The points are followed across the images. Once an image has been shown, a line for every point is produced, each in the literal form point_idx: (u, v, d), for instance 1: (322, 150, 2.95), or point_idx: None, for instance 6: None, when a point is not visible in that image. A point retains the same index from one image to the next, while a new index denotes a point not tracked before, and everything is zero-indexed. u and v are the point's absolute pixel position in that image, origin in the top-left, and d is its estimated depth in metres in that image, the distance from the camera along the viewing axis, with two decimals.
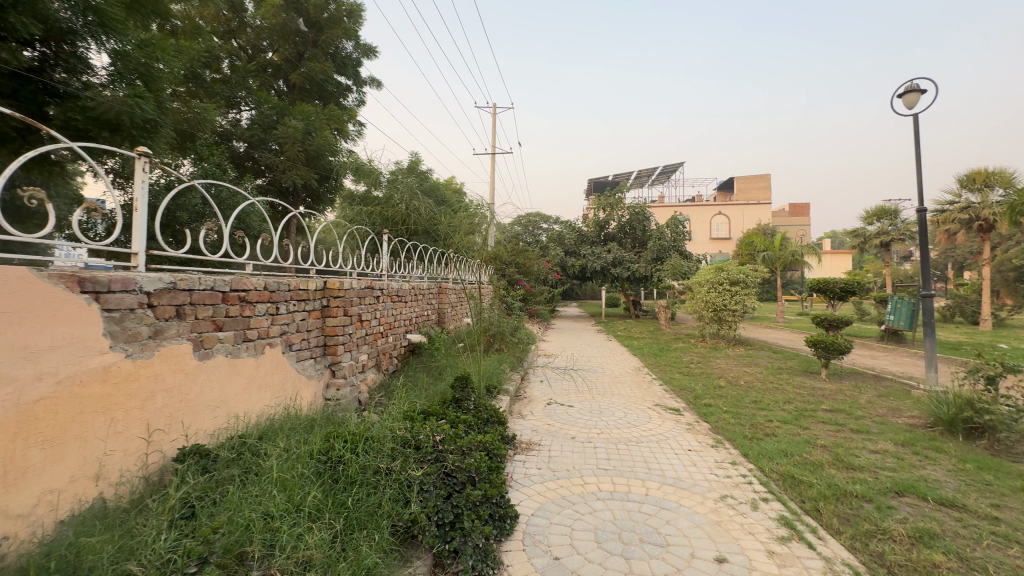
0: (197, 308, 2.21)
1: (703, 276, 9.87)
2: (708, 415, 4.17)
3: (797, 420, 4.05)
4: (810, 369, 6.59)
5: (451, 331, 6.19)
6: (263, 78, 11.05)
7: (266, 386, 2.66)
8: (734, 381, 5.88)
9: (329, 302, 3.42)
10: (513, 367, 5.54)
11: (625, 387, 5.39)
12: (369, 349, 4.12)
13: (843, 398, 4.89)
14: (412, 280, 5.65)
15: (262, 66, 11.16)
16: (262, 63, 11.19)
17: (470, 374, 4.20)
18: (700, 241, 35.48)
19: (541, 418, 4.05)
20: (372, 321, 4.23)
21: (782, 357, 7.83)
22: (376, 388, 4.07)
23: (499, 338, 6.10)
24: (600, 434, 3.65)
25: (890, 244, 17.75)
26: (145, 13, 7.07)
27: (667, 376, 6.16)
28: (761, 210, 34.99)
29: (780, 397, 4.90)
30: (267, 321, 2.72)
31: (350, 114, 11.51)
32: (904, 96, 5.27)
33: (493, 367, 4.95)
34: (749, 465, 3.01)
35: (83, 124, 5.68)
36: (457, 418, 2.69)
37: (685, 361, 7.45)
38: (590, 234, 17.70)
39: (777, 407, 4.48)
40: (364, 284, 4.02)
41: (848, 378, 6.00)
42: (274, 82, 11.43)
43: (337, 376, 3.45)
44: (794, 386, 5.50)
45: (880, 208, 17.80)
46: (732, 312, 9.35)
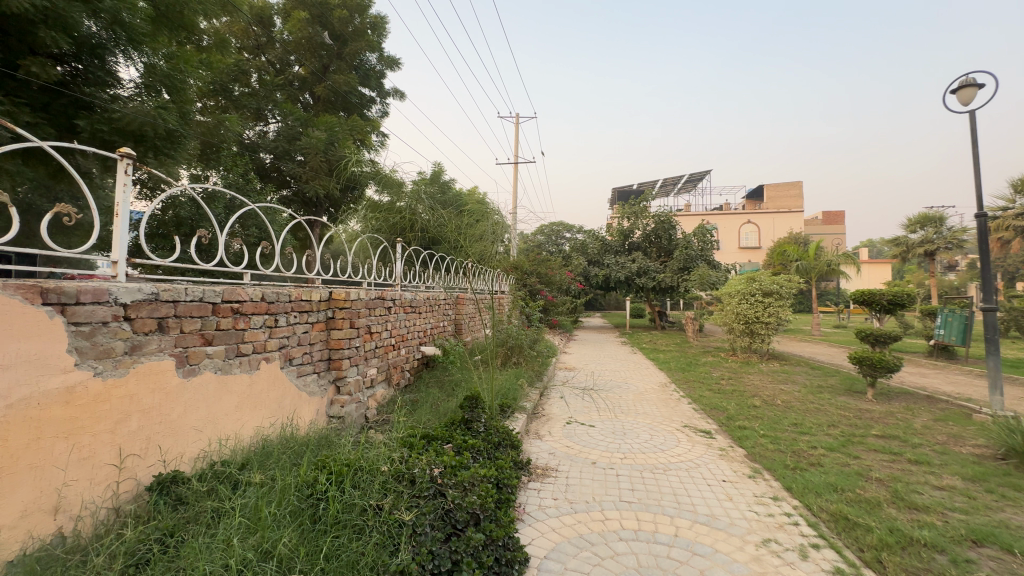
0: (182, 321, 2.05)
1: (734, 286, 9.40)
2: (743, 439, 3.81)
3: (846, 448, 3.65)
4: (854, 388, 6.09)
5: (468, 343, 5.99)
6: (290, 91, 11.19)
7: (261, 404, 2.48)
8: (770, 400, 5.46)
9: (334, 313, 3.24)
10: (532, 383, 5.28)
11: (650, 405, 5.06)
12: (379, 362, 3.94)
13: (895, 422, 4.43)
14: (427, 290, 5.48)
15: (290, 79, 11.29)
16: (289, 77, 11.34)
17: (484, 391, 3.96)
18: (728, 250, 34.51)
19: (560, 438, 3.79)
20: (383, 333, 4.05)
21: (821, 374, 7.31)
22: (385, 404, 3.88)
23: (517, 351, 5.83)
24: (623, 459, 3.34)
25: (935, 253, 16.77)
26: (174, 27, 7.20)
27: (696, 393, 5.76)
28: (793, 218, 33.87)
29: (824, 420, 4.48)
30: (264, 335, 2.56)
31: (373, 125, 11.57)
32: (958, 92, 4.87)
33: (510, 383, 4.70)
34: (793, 502, 2.67)
35: (109, 136, 5.69)
36: (463, 443, 2.45)
37: (715, 377, 7.02)
38: (614, 243, 17.32)
39: (821, 432, 4.08)
40: (374, 294, 3.85)
41: (897, 398, 5.51)
42: (300, 95, 11.46)
43: (342, 394, 3.26)
44: (839, 407, 5.04)
45: (923, 215, 16.88)
46: (765, 324, 8.85)
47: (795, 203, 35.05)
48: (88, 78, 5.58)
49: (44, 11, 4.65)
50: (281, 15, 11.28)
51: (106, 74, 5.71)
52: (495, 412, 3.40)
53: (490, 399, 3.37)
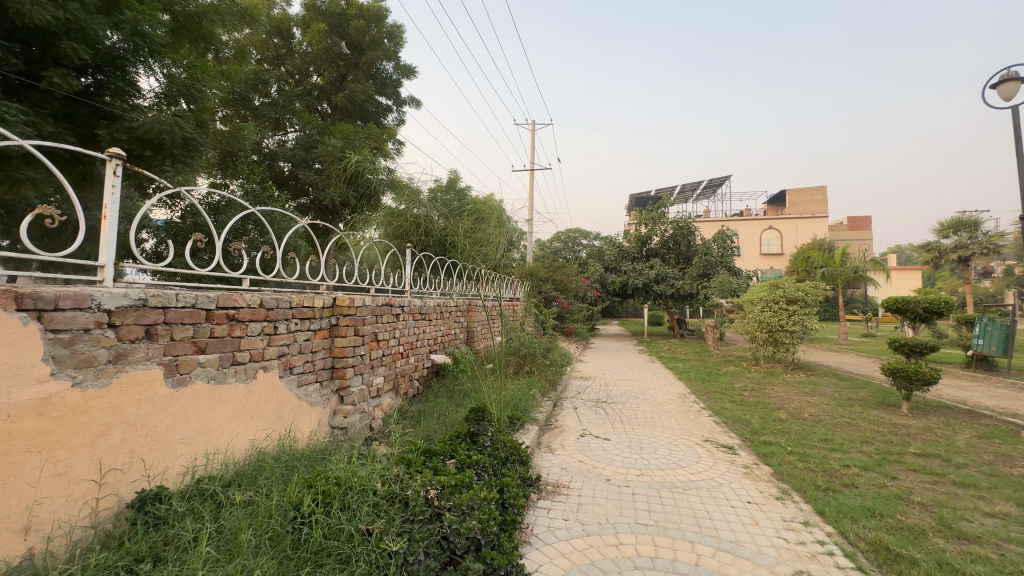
0: (173, 328, 1.97)
1: (756, 294, 9.08)
2: (769, 456, 3.58)
3: (882, 468, 3.39)
4: (887, 401, 5.75)
5: (480, 351, 5.86)
6: (308, 101, 11.26)
7: (258, 415, 2.39)
8: (797, 413, 5.19)
9: (338, 320, 3.14)
10: (545, 392, 5.11)
11: (669, 417, 4.83)
12: (386, 371, 3.83)
13: (935, 440, 4.13)
14: (439, 297, 5.38)
15: (308, 89, 11.39)
16: (308, 87, 11.45)
17: (494, 402, 3.81)
18: (750, 257, 33.77)
19: (573, 452, 3.62)
20: (390, 340, 3.95)
21: (850, 386, 6.96)
22: (392, 414, 3.76)
23: (530, 360, 5.66)
24: (640, 476, 3.15)
25: (970, 259, 16.04)
26: (193, 37, 7.31)
27: (717, 405, 5.51)
28: (816, 223, 33.03)
29: (856, 437, 4.20)
30: (262, 343, 2.47)
31: (389, 133, 11.62)
32: (999, 87, 4.60)
33: (522, 394, 4.54)
34: (826, 528, 2.45)
35: (128, 145, 5.72)
36: (465, 459, 2.32)
37: (738, 388, 6.73)
38: (631, 250, 17.06)
39: (853, 449, 3.81)
40: (381, 301, 3.75)
41: (935, 413, 5.18)
42: (318, 104, 11.57)
43: (346, 404, 3.15)
44: (871, 423, 4.75)
45: (957, 219, 16.21)
46: (789, 333, 8.52)
47: (818, 208, 34.19)
48: (109, 89, 5.65)
49: (66, 22, 4.72)
50: (300, 27, 11.44)
51: (126, 85, 5.78)
52: (503, 425, 3.25)
53: (499, 411, 3.23)
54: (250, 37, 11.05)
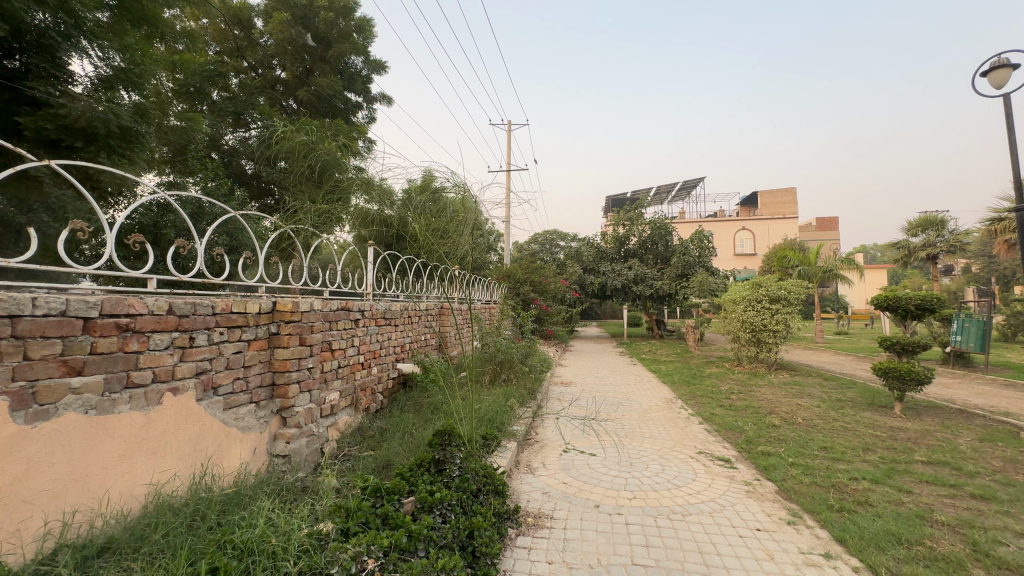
0: (27, 344, 1.48)
1: (738, 293, 8.90)
2: (770, 470, 3.27)
3: (892, 480, 3.10)
4: (878, 402, 5.57)
5: (453, 358, 5.43)
6: (272, 95, 10.60)
7: (165, 451, 1.90)
8: (790, 417, 4.94)
9: (278, 329, 2.66)
10: (522, 402, 4.71)
11: (655, 426, 4.50)
12: (342, 385, 3.35)
13: (937, 445, 3.90)
14: (407, 300, 4.93)
15: (271, 84, 10.73)
16: (271, 81, 10.77)
17: (466, 420, 3.40)
18: (725, 257, 34.25)
19: (555, 472, 3.21)
20: (348, 350, 3.49)
21: (836, 386, 6.80)
22: (350, 435, 3.29)
23: (506, 366, 5.21)
24: (632, 500, 2.77)
25: (938, 257, 16.37)
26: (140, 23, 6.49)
27: (706, 411, 5.20)
28: (787, 224, 33.72)
29: (856, 444, 3.93)
30: (172, 359, 1.99)
31: (360, 131, 11.05)
32: (988, 75, 4.49)
33: (498, 405, 4.12)
34: (851, 561, 2.11)
35: (54, 134, 4.95)
36: (423, 499, 1.90)
37: (725, 391, 6.46)
38: (609, 250, 16.85)
39: (857, 459, 3.53)
40: (335, 305, 3.28)
41: (928, 414, 5.00)
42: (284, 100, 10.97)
43: (289, 427, 2.66)
44: (868, 427, 4.50)
45: (924, 217, 16.58)
46: (772, 333, 8.35)
47: (789, 209, 34.88)
48: (37, 72, 4.93)
49: None
50: (262, 17, 10.75)
51: (56, 68, 5.06)
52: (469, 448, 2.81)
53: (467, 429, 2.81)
54: (207, 26, 10.27)
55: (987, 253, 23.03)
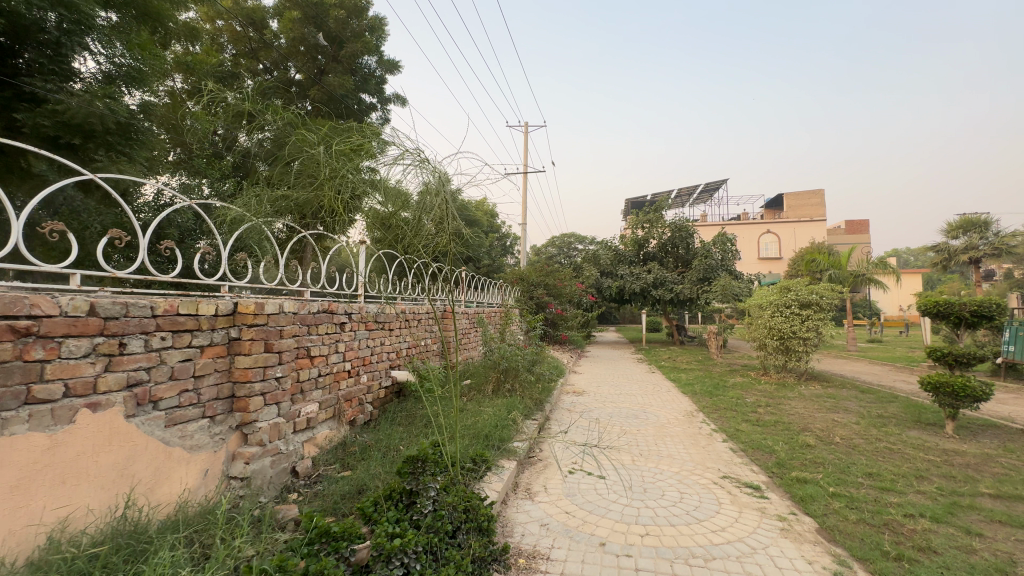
0: None
1: (765, 298, 8.33)
2: (808, 502, 2.83)
3: (955, 518, 2.63)
4: (925, 420, 5.01)
5: (455, 365, 5.09)
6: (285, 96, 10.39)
7: (78, 479, 1.61)
8: (826, 435, 4.45)
9: (239, 333, 2.34)
10: (526, 415, 4.31)
11: (673, 444, 4.05)
12: (322, 396, 3.03)
13: (1003, 474, 3.39)
14: (402, 303, 4.60)
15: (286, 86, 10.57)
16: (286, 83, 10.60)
17: (459, 440, 3.03)
18: (748, 261, 33.32)
19: (558, 499, 2.83)
20: (330, 357, 3.17)
21: (874, 400, 6.24)
22: (329, 451, 2.97)
23: (510, 375, 4.76)
24: (644, 538, 2.37)
25: (981, 260, 15.36)
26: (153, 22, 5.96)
27: (730, 426, 4.73)
28: (814, 227, 32.57)
29: (906, 470, 3.44)
30: (95, 369, 1.69)
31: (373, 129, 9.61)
32: None
33: (499, 418, 3.75)
34: None
35: (53, 131, 4.49)
36: (382, 544, 1.57)
37: (750, 404, 5.96)
38: (628, 253, 16.33)
39: (910, 490, 3.05)
40: (313, 307, 2.96)
41: (985, 434, 4.45)
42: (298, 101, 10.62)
43: (250, 445, 2.34)
44: (918, 450, 3.99)
45: (965, 218, 15.60)
46: (802, 340, 7.77)
47: (816, 212, 33.70)
48: (41, 70, 4.51)
49: None
50: (275, 18, 10.58)
51: (59, 66, 4.63)
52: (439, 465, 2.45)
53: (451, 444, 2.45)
54: (222, 29, 10.13)
55: None
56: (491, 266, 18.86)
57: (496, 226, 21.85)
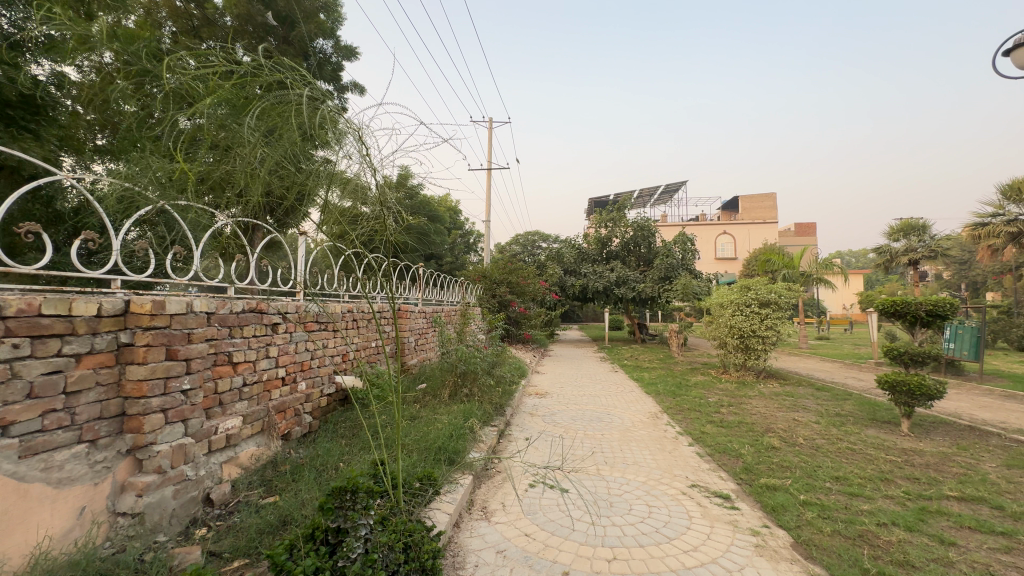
0: None
1: (726, 297, 8.37)
2: (780, 513, 2.68)
3: (927, 526, 2.54)
4: (880, 418, 5.07)
5: (404, 370, 4.71)
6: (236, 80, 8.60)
7: None
8: (789, 435, 4.40)
9: (132, 339, 1.92)
10: (484, 421, 4.00)
11: (639, 450, 3.86)
12: (245, 408, 2.62)
13: (963, 474, 3.37)
14: (346, 300, 4.18)
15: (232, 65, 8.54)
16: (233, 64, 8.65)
17: (410, 459, 2.68)
18: (705, 261, 34.29)
19: (516, 518, 2.55)
20: (257, 363, 2.74)
21: (830, 397, 6.33)
22: (254, 472, 2.56)
23: (469, 379, 4.45)
24: (611, 564, 2.12)
25: (919, 262, 16.27)
26: None
27: (695, 429, 4.61)
28: (766, 229, 33.88)
29: (871, 472, 3.38)
30: None
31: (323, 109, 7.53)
32: (1012, 54, 4.07)
33: (454, 427, 3.43)
34: None
35: None
36: None
37: (713, 404, 5.90)
38: (591, 252, 16.30)
39: (878, 495, 2.97)
40: (232, 305, 2.54)
41: (937, 432, 4.52)
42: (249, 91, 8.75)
43: (146, 473, 1.93)
44: (879, 450, 3.96)
45: (905, 223, 16.47)
46: (761, 339, 7.84)
47: (769, 214, 35.04)
48: None
49: None
50: None
51: None
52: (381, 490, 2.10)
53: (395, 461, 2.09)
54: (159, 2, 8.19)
55: (962, 259, 23.34)
56: (454, 264, 18.42)
57: (459, 223, 21.35)
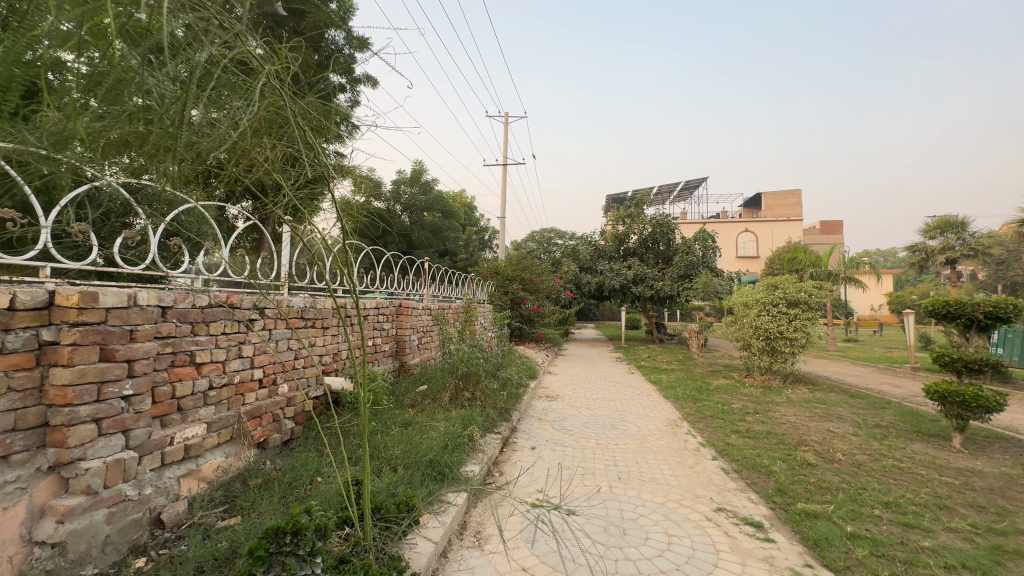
0: None
1: (751, 295, 7.89)
2: (825, 548, 2.28)
3: (1007, 572, 2.12)
4: (926, 430, 4.58)
5: (399, 375, 4.43)
6: None
7: None
8: (825, 449, 3.97)
9: (58, 340, 1.63)
10: (486, 429, 3.66)
11: (656, 463, 3.48)
12: (210, 415, 2.32)
13: None
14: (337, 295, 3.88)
15: None
16: None
17: (397, 481, 2.37)
18: (726, 259, 33.39)
19: (512, 548, 2.22)
20: (225, 365, 2.45)
21: (866, 406, 5.83)
22: (216, 487, 2.28)
23: (471, 382, 4.11)
24: None
25: (957, 260, 15.37)
26: None
27: (719, 439, 4.20)
28: (791, 226, 32.79)
29: (926, 497, 2.94)
30: None
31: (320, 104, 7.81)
32: None
33: (450, 436, 3.10)
34: None
35: None
36: None
37: (737, 411, 5.47)
38: (608, 248, 15.83)
39: (939, 527, 2.54)
40: (193, 301, 2.25)
41: (995, 449, 4.02)
42: None
43: (72, 496, 1.64)
44: (931, 469, 3.51)
45: (943, 219, 15.58)
46: (789, 341, 7.34)
47: (792, 212, 33.93)
48: None
49: None
50: None
51: None
52: (350, 521, 1.78)
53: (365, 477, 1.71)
54: None
55: (1001, 259, 22.18)
56: (468, 261, 18.15)
57: (474, 219, 21.11)
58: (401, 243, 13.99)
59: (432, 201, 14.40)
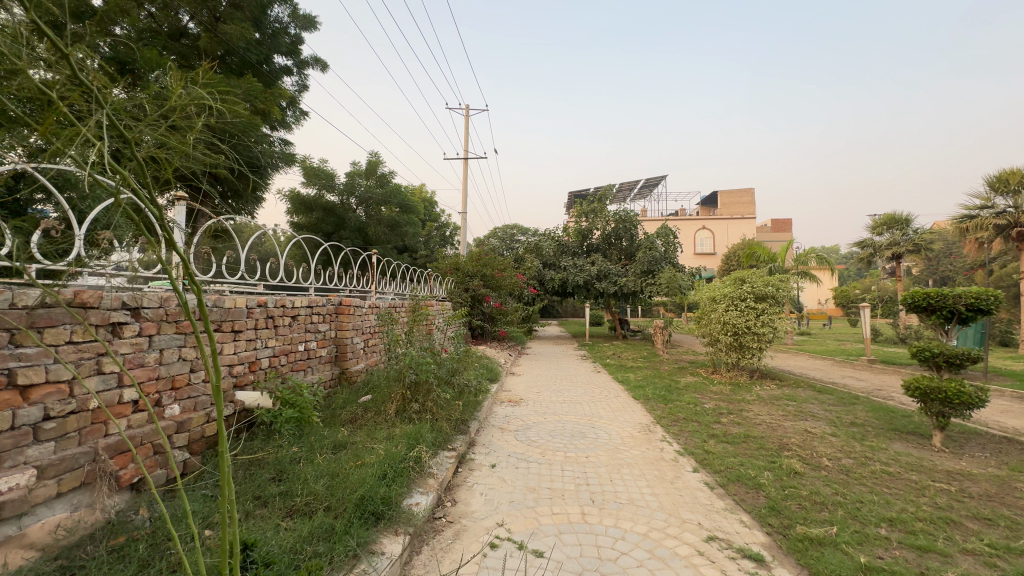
0: None
1: (719, 290, 7.68)
2: None
3: None
4: (903, 428, 4.40)
5: (335, 385, 3.84)
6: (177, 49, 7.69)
7: None
8: (808, 454, 3.67)
9: None
10: (437, 447, 3.14)
11: (632, 480, 3.05)
12: (42, 454, 1.69)
13: None
14: (256, 292, 3.24)
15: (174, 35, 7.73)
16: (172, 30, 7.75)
17: (313, 537, 1.82)
18: (685, 255, 34.01)
19: None
20: (71, 386, 1.81)
21: (836, 402, 5.68)
22: (54, 553, 1.65)
23: (421, 392, 3.57)
24: None
25: (902, 255, 16.01)
26: None
27: (696, 446, 3.84)
28: (746, 224, 33.78)
29: (928, 509, 2.65)
30: None
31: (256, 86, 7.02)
32: None
33: (391, 462, 2.54)
34: None
35: None
36: None
37: (710, 412, 5.17)
38: (571, 244, 15.51)
39: (955, 550, 2.22)
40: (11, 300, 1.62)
41: (975, 447, 3.86)
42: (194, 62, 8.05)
43: None
44: (921, 474, 3.25)
45: (889, 216, 16.20)
46: (757, 337, 7.17)
47: (747, 209, 35.00)
48: None
49: None
50: None
51: None
52: None
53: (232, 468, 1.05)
54: None
55: (935, 255, 23.56)
56: (429, 257, 17.43)
57: (435, 214, 20.52)
58: (356, 238, 13.23)
59: (390, 194, 13.90)
